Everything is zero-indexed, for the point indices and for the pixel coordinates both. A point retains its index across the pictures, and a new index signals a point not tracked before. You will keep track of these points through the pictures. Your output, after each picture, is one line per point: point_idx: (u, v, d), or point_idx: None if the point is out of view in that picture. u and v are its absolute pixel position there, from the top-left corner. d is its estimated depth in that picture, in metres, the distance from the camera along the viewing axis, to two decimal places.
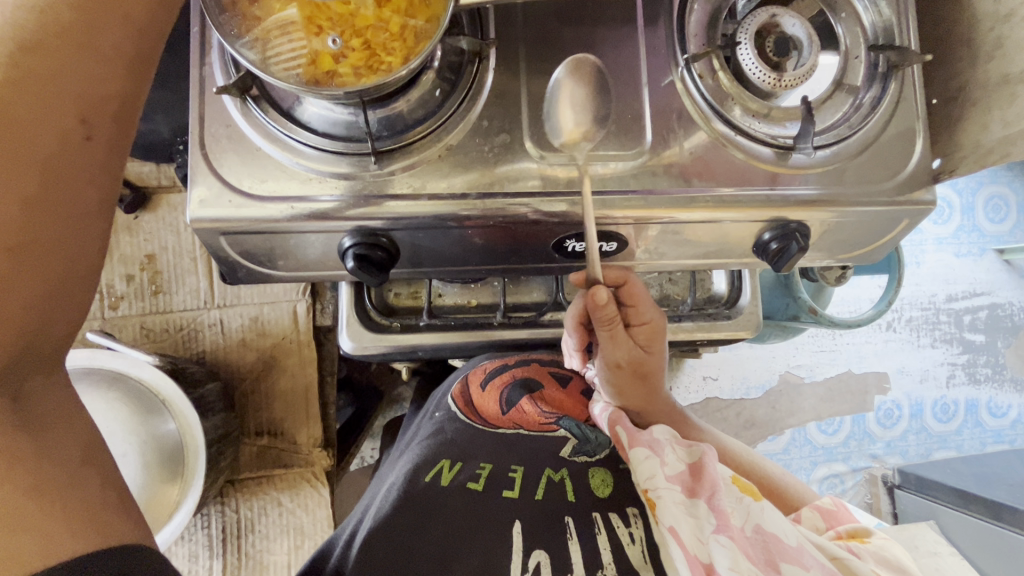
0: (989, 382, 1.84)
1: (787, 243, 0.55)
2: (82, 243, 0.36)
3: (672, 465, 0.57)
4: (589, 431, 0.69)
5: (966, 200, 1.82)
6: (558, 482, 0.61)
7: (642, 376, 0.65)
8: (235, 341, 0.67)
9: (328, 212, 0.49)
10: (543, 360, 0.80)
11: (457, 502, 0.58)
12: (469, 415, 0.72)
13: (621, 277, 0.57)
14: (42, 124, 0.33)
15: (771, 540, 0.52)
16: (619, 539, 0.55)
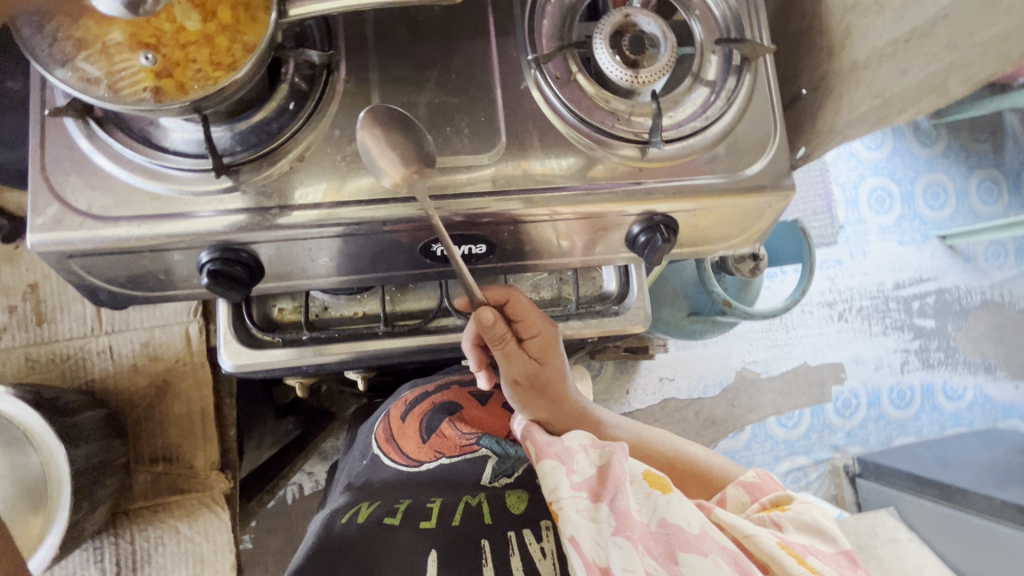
0: (943, 365, 1.87)
1: (653, 235, 0.56)
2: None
3: (580, 471, 0.59)
4: (510, 448, 0.79)
5: (904, 188, 1.87)
6: (475, 507, 0.68)
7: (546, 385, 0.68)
8: (126, 367, 0.66)
9: (176, 231, 0.48)
10: (464, 382, 0.89)
11: (367, 533, 0.62)
12: (393, 454, 0.79)
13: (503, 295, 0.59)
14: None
15: (673, 532, 0.55)
16: (531, 554, 0.61)
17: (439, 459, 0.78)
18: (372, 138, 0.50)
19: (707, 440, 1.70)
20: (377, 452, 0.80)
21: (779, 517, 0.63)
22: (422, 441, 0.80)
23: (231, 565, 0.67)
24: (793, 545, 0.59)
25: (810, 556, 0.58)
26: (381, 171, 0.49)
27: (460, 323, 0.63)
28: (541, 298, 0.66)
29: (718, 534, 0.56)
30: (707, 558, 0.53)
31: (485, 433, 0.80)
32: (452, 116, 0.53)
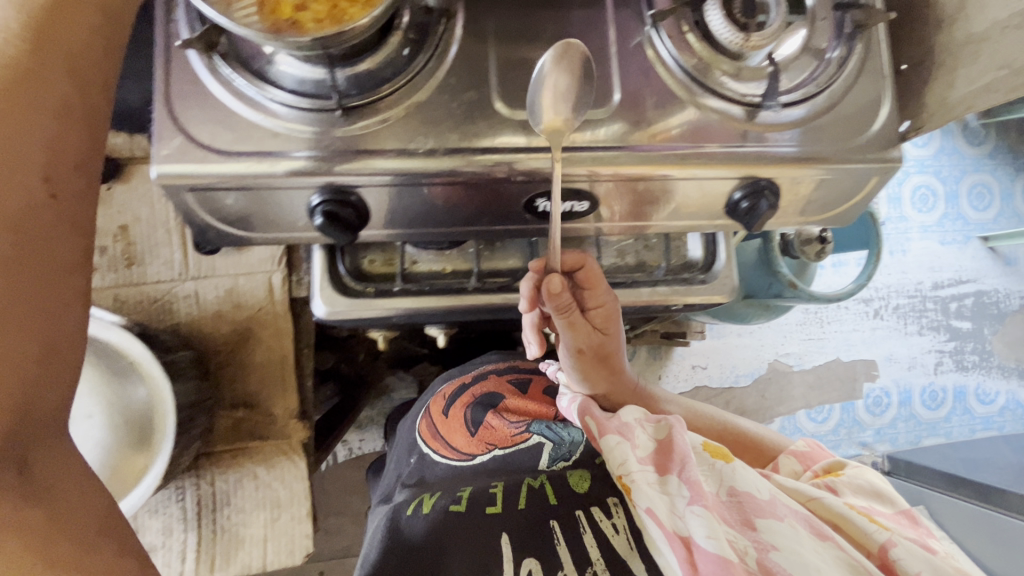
0: (976, 368, 1.85)
1: (757, 202, 0.56)
2: (63, 310, 0.37)
3: (643, 445, 0.58)
4: (562, 432, 0.73)
5: (950, 188, 1.84)
6: (539, 488, 0.65)
7: (602, 358, 0.69)
8: (210, 313, 0.67)
9: (294, 169, 0.48)
10: (500, 371, 0.82)
11: (444, 522, 0.60)
12: (442, 450, 0.71)
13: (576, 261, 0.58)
14: (12, 187, 0.35)
15: (745, 500, 0.53)
16: (603, 531, 0.59)
17: (492, 452, 0.70)
18: (551, 78, 0.49)
19: None
20: (424, 451, 0.72)
21: (833, 482, 0.60)
22: (470, 435, 0.72)
23: (307, 512, 0.68)
24: (858, 506, 0.56)
25: (880, 514, 0.56)
26: (539, 111, 0.49)
27: None
28: (625, 265, 0.65)
29: (787, 499, 0.54)
30: (783, 522, 0.51)
31: (535, 420, 0.74)
32: None
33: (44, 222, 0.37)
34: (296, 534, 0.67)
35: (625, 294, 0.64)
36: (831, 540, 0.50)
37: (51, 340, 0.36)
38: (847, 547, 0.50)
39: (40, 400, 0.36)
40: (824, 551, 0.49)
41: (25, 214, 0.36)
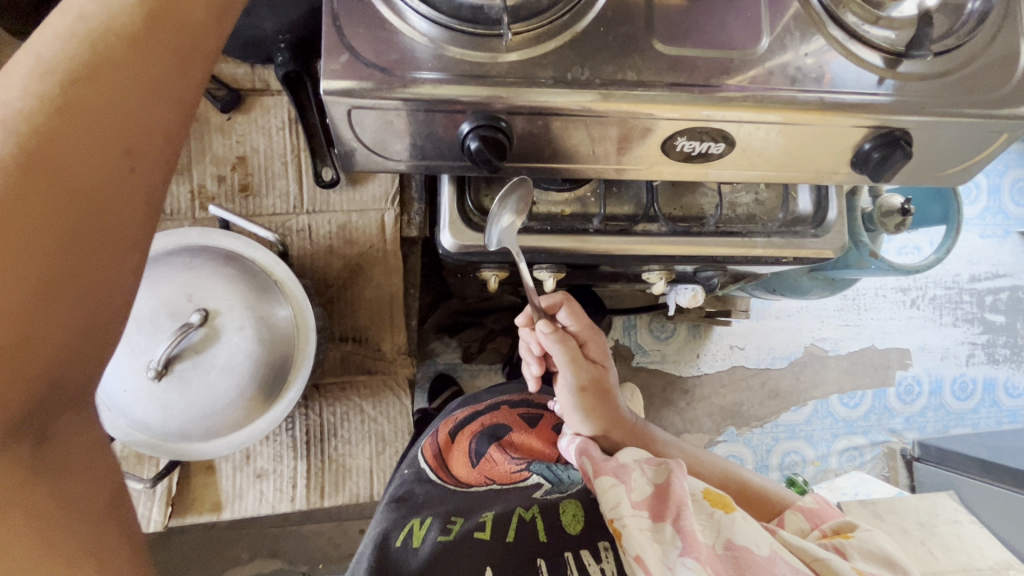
0: (1007, 362, 1.87)
1: (891, 151, 0.55)
2: (115, 277, 0.37)
3: (639, 489, 0.63)
4: (561, 473, 0.76)
5: (993, 181, 1.83)
6: (529, 520, 0.65)
7: (603, 391, 0.79)
8: (323, 247, 0.69)
9: (453, 91, 0.49)
10: (514, 405, 0.88)
11: (431, 550, 0.60)
12: (444, 476, 0.76)
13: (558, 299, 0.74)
14: (99, 133, 0.35)
15: (741, 554, 0.57)
16: (591, 572, 0.58)
17: (490, 484, 0.74)
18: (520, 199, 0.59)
19: (770, 411, 1.71)
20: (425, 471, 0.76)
21: (842, 543, 0.63)
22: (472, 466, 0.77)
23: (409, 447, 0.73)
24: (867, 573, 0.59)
25: None
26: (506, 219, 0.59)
27: (664, 232, 0.64)
28: (738, 216, 0.65)
29: (787, 555, 0.58)
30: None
31: (535, 460, 0.78)
32: (715, 11, 0.53)
33: (118, 187, 0.36)
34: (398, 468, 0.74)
35: (740, 244, 0.64)
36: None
37: (106, 302, 0.36)
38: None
39: (84, 359, 0.37)
40: None
41: (102, 174, 0.35)
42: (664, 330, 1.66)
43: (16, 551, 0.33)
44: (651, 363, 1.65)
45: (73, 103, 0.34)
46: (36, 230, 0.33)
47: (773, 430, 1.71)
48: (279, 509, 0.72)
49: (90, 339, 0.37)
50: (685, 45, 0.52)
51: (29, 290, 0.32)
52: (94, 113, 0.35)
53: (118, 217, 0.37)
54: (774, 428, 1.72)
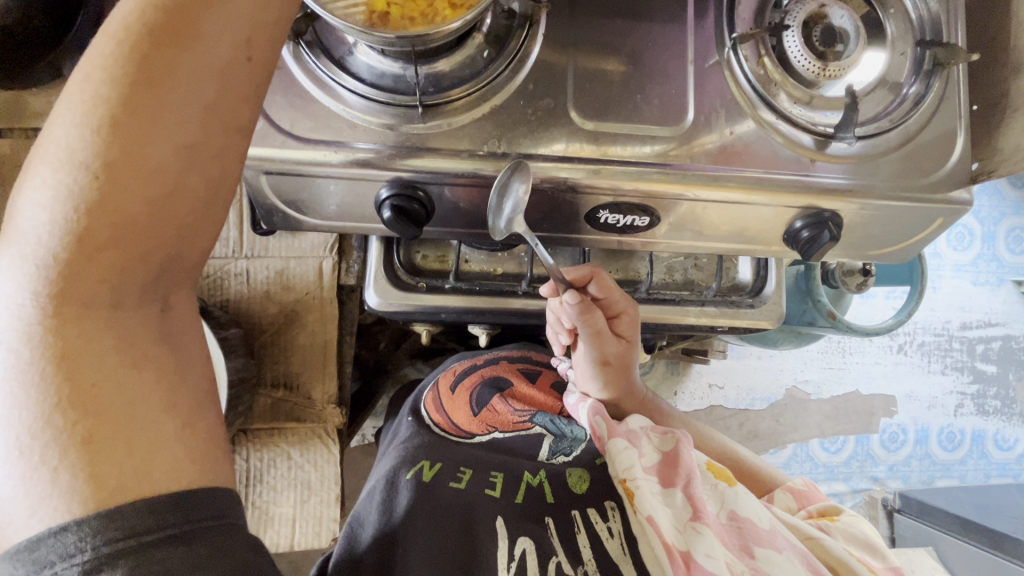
0: (997, 414, 1.82)
1: (819, 232, 0.55)
2: (231, 153, 0.35)
3: (649, 455, 0.55)
4: (566, 427, 0.68)
5: (987, 229, 1.79)
6: (537, 486, 0.59)
7: (617, 366, 0.65)
8: (259, 293, 0.68)
9: (366, 160, 0.49)
10: (513, 359, 0.77)
11: (445, 497, 0.54)
12: (445, 425, 0.65)
13: (585, 272, 0.58)
14: (216, 39, 0.34)
15: (745, 525, 0.51)
16: (598, 535, 0.54)
17: (492, 434, 0.65)
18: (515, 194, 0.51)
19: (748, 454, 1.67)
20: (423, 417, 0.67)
21: (830, 524, 0.57)
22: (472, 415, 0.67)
23: (335, 497, 0.71)
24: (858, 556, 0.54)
25: (873, 568, 0.53)
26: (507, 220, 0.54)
27: None
28: (673, 282, 0.65)
29: (787, 533, 0.52)
30: (782, 554, 0.49)
31: (540, 410, 0.68)
32: (642, 86, 0.53)
33: (240, 81, 0.35)
34: (324, 516, 0.71)
35: (672, 312, 0.63)
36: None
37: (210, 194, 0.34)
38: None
39: (211, 234, 0.36)
40: None
41: (227, 67, 0.34)
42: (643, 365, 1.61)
43: (142, 397, 0.31)
44: None
45: (181, 19, 0.33)
46: (175, 89, 0.32)
47: None
48: None
49: (207, 217, 0.35)
50: (606, 120, 0.52)
51: (174, 156, 0.32)
52: (178, 51, 0.32)
53: (230, 120, 0.35)
54: None
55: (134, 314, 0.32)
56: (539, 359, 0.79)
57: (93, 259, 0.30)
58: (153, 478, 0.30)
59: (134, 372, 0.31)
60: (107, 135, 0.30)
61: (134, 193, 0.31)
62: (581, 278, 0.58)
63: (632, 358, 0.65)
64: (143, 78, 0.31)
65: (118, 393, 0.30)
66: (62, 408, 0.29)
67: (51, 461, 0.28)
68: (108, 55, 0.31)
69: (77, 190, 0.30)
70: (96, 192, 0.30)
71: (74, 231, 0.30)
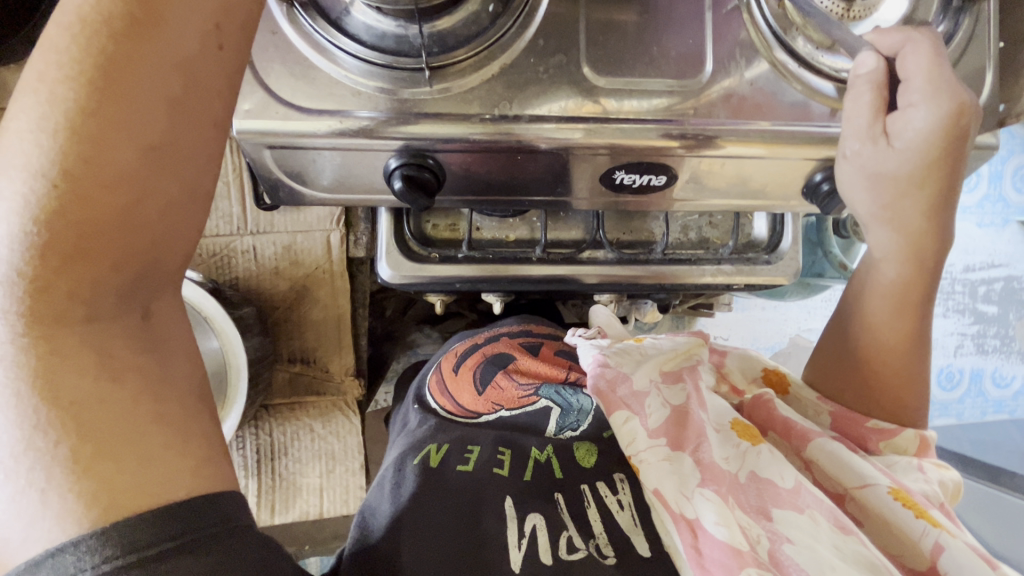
0: (996, 352, 1.83)
1: (840, 185, 0.54)
2: (206, 154, 0.31)
3: (656, 415, 0.51)
4: (572, 397, 0.64)
5: (994, 168, 1.71)
6: (546, 460, 0.56)
7: (919, 241, 0.52)
8: (268, 269, 0.68)
9: (372, 130, 0.47)
10: (514, 335, 0.76)
11: (452, 481, 0.52)
12: (448, 407, 0.65)
13: (898, 39, 0.47)
14: (178, 24, 0.29)
15: (765, 486, 0.46)
16: (607, 507, 0.51)
17: (498, 413, 0.63)
18: None
19: None
20: (429, 402, 0.67)
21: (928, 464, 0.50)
22: (477, 393, 0.66)
23: (360, 465, 0.73)
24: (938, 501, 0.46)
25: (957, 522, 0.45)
26: None
27: (610, 258, 0.63)
28: (688, 241, 0.64)
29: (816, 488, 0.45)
30: (803, 515, 0.43)
31: (544, 384, 0.66)
32: (658, 36, 0.50)
33: (210, 73, 0.31)
34: (351, 485, 0.73)
35: (688, 272, 0.63)
36: (856, 536, 0.41)
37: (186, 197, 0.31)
38: (873, 548, 0.41)
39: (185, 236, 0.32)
40: (847, 547, 0.40)
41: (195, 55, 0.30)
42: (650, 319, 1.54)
43: (127, 414, 0.28)
44: None
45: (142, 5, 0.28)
46: (143, 91, 0.28)
47: None
48: None
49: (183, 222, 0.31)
50: (619, 75, 0.49)
51: (140, 155, 0.28)
52: (135, 41, 0.28)
53: (201, 115, 0.31)
54: None
55: (113, 327, 0.29)
56: (539, 334, 0.78)
57: (59, 274, 0.27)
58: (142, 493, 0.27)
59: (110, 385, 0.28)
60: (69, 143, 0.27)
61: (102, 201, 0.27)
62: (892, 51, 0.48)
63: (936, 198, 0.50)
64: (105, 82, 0.27)
65: (97, 410, 0.27)
66: (42, 428, 0.26)
67: (38, 482, 0.26)
68: (66, 50, 0.27)
69: (37, 200, 0.26)
70: (58, 207, 0.27)
71: (35, 245, 0.27)
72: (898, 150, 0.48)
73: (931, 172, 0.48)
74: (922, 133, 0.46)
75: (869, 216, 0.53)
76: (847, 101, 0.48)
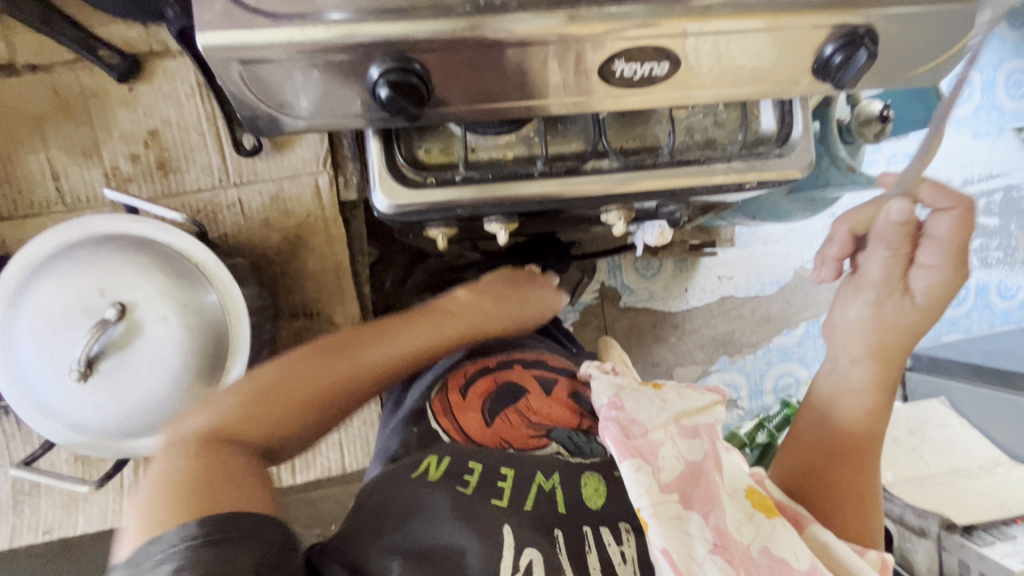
0: (1000, 266, 1.76)
1: (854, 52, 0.50)
2: None
3: (669, 468, 0.51)
4: (584, 443, 0.63)
5: (987, 76, 1.67)
6: (549, 491, 0.53)
7: (891, 368, 0.56)
8: (257, 221, 0.64)
9: (344, 30, 0.43)
10: (527, 363, 0.73)
11: (448, 503, 0.49)
12: (452, 432, 0.63)
13: (948, 201, 0.48)
14: None
15: (778, 564, 0.47)
16: (610, 556, 0.50)
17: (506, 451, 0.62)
18: None
19: (763, 337, 1.59)
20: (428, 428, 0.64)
21: None
22: (487, 426, 0.64)
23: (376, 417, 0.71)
24: None
25: None
26: None
27: (615, 167, 0.59)
28: (694, 143, 0.61)
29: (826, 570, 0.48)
30: None
31: (557, 426, 0.65)
32: None
33: None
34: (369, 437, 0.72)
35: (699, 173, 0.59)
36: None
37: None
38: None
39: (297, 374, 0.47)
40: None
41: None
42: (650, 266, 1.51)
43: None
44: (639, 302, 1.51)
45: None
46: None
47: (766, 354, 1.59)
48: (251, 491, 0.69)
49: None
50: None
51: None
52: None
53: None
54: (767, 352, 1.60)
55: None
56: (557, 365, 0.75)
57: None
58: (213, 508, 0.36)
59: None
60: None
61: None
62: (934, 203, 0.50)
63: (898, 362, 0.56)
64: None
65: None
66: None
67: None
68: None
69: None
70: None
71: None
72: (916, 305, 0.53)
73: (924, 325, 0.54)
74: (932, 291, 0.52)
75: (868, 351, 0.56)
76: (886, 252, 0.52)
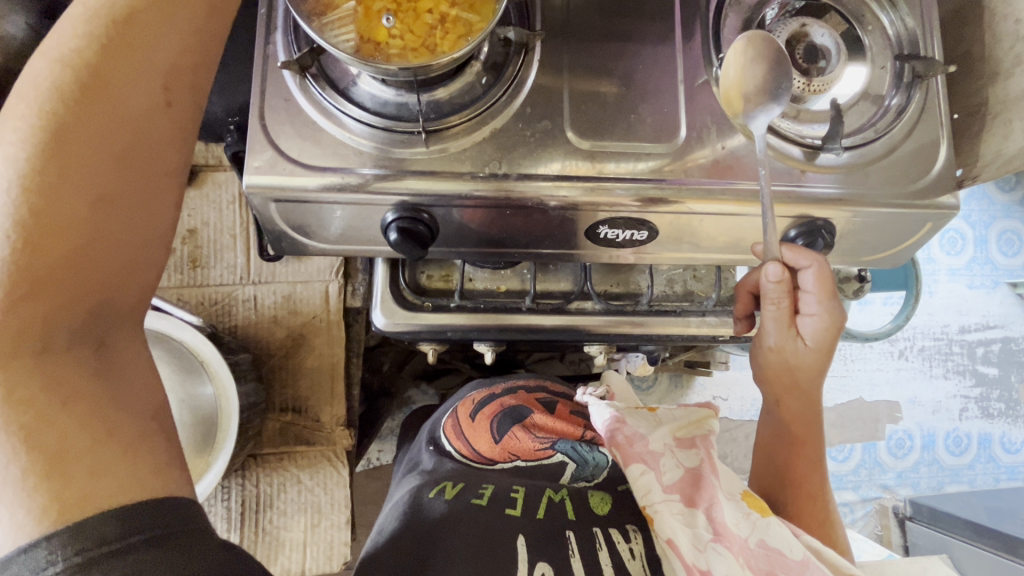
0: (1002, 417, 1.73)
1: (813, 240, 0.57)
2: (151, 194, 0.35)
3: (670, 473, 0.52)
4: (587, 453, 0.65)
5: (979, 232, 1.73)
6: (559, 501, 0.56)
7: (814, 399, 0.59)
8: (267, 317, 0.70)
9: (370, 184, 0.51)
10: (530, 389, 0.76)
11: (466, 510, 0.54)
12: (464, 451, 0.66)
13: (806, 260, 0.54)
14: (119, 105, 0.34)
15: (774, 554, 0.45)
16: (619, 553, 0.50)
17: (514, 463, 0.64)
18: None
19: None
20: (443, 446, 0.68)
21: None
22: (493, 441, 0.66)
23: (346, 520, 0.71)
24: None
25: None
26: None
27: (598, 309, 0.65)
28: (674, 294, 0.67)
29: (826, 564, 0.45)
30: None
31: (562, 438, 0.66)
32: (634, 105, 0.55)
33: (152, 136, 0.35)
34: (334, 540, 0.71)
35: (675, 322, 0.64)
36: None
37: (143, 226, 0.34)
38: None
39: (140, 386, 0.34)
40: None
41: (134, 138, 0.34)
42: (645, 378, 1.53)
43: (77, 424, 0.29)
44: None
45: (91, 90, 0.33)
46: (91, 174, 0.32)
47: None
48: None
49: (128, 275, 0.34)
50: (600, 139, 0.54)
51: (92, 205, 0.32)
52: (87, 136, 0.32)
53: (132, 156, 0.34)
54: None
55: (64, 356, 0.30)
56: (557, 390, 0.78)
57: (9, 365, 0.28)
58: (84, 496, 0.27)
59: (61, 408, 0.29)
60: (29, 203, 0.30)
61: (64, 240, 0.30)
62: (798, 263, 0.54)
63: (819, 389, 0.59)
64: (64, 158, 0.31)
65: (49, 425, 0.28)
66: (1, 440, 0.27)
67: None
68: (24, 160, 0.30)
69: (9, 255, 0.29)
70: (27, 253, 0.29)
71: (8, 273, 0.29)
72: (810, 348, 0.56)
73: (824, 362, 0.56)
74: (821, 335, 0.55)
75: (783, 389, 0.59)
76: (773, 307, 0.56)
